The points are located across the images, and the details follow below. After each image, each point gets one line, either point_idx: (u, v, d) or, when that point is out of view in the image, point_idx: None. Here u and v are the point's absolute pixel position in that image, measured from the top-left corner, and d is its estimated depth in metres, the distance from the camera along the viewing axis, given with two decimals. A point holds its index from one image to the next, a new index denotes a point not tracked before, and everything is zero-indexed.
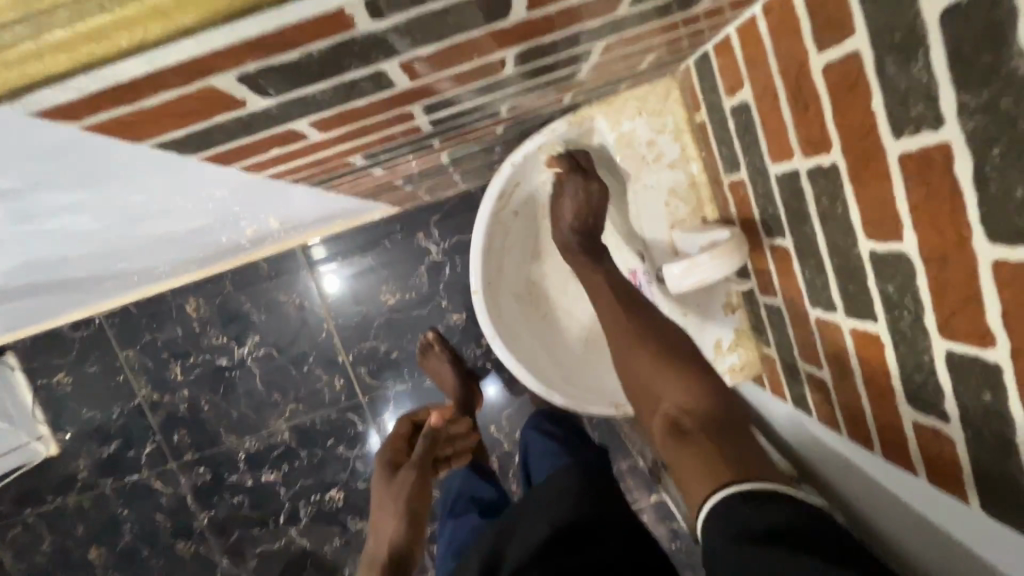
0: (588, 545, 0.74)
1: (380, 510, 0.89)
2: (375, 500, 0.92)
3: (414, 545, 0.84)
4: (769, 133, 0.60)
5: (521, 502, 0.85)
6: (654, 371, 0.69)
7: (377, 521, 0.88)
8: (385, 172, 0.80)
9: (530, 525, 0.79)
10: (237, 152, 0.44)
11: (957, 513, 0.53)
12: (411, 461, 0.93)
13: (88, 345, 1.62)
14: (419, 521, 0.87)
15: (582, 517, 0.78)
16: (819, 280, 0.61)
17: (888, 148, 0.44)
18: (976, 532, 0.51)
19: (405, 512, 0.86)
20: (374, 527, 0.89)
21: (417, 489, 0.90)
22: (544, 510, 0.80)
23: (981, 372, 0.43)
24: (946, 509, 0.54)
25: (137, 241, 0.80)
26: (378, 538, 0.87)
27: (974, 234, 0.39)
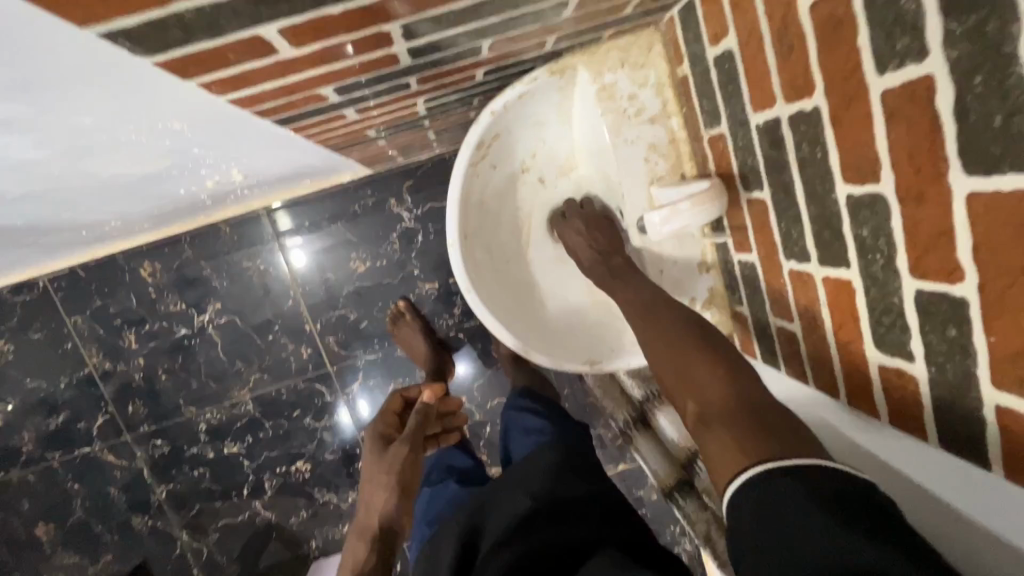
0: (570, 522, 0.73)
1: (368, 483, 0.82)
2: (364, 473, 0.84)
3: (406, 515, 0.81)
4: (751, 81, 0.60)
5: (500, 487, 0.82)
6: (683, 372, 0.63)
7: (366, 493, 0.82)
8: (356, 118, 0.76)
9: (508, 512, 0.76)
10: (198, 61, 0.41)
11: (915, 451, 0.55)
12: (403, 437, 0.85)
13: (31, 310, 1.52)
14: (412, 491, 0.82)
15: (565, 495, 0.77)
16: (795, 231, 0.62)
17: (871, 86, 0.45)
18: (930, 467, 0.54)
19: (397, 485, 0.80)
20: (361, 499, 0.83)
21: (409, 464, 0.83)
22: (522, 498, 0.77)
23: (948, 308, 0.45)
24: (903, 448, 0.57)
25: (84, 184, 0.74)
26: (365, 509, 0.81)
27: (951, 168, 0.40)
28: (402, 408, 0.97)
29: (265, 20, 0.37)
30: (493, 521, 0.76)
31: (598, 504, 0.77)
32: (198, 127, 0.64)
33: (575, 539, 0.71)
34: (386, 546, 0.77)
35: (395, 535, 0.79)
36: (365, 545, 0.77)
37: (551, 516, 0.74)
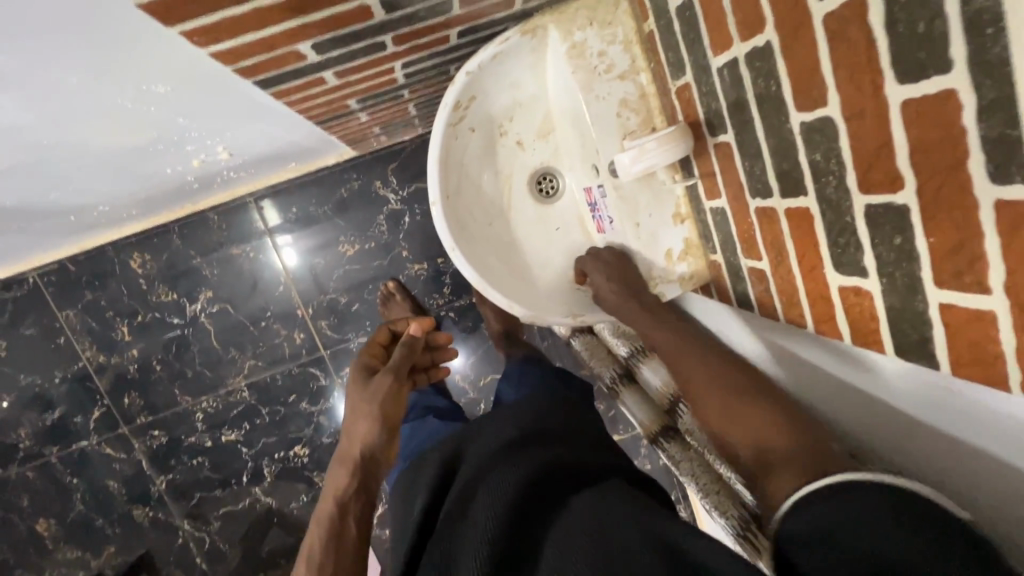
0: (565, 445, 0.76)
1: (353, 413, 0.84)
2: (348, 406, 0.85)
3: (389, 448, 0.82)
4: (709, 25, 0.63)
5: (487, 426, 0.83)
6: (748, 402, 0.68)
7: (349, 426, 0.83)
8: (336, 85, 0.78)
9: (495, 443, 0.78)
10: (180, 5, 0.44)
11: (890, 374, 0.59)
12: (387, 368, 0.88)
13: (22, 306, 1.52)
14: (394, 424, 0.84)
15: (553, 427, 0.80)
16: (757, 168, 0.65)
17: (814, 12, 0.48)
18: (905, 388, 0.58)
19: (381, 417, 0.82)
20: (345, 429, 0.84)
21: (391, 396, 0.85)
22: (510, 431, 0.79)
23: (894, 217, 0.48)
24: (879, 373, 0.61)
25: (71, 154, 0.76)
26: (349, 438, 0.82)
27: (887, 81, 0.44)
28: (389, 341, 1.01)
29: None
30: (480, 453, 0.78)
31: (578, 437, 0.79)
32: (180, 89, 0.67)
33: (578, 457, 0.72)
34: (367, 475, 0.78)
35: (376, 464, 0.80)
36: (348, 472, 0.78)
37: (535, 441, 0.75)
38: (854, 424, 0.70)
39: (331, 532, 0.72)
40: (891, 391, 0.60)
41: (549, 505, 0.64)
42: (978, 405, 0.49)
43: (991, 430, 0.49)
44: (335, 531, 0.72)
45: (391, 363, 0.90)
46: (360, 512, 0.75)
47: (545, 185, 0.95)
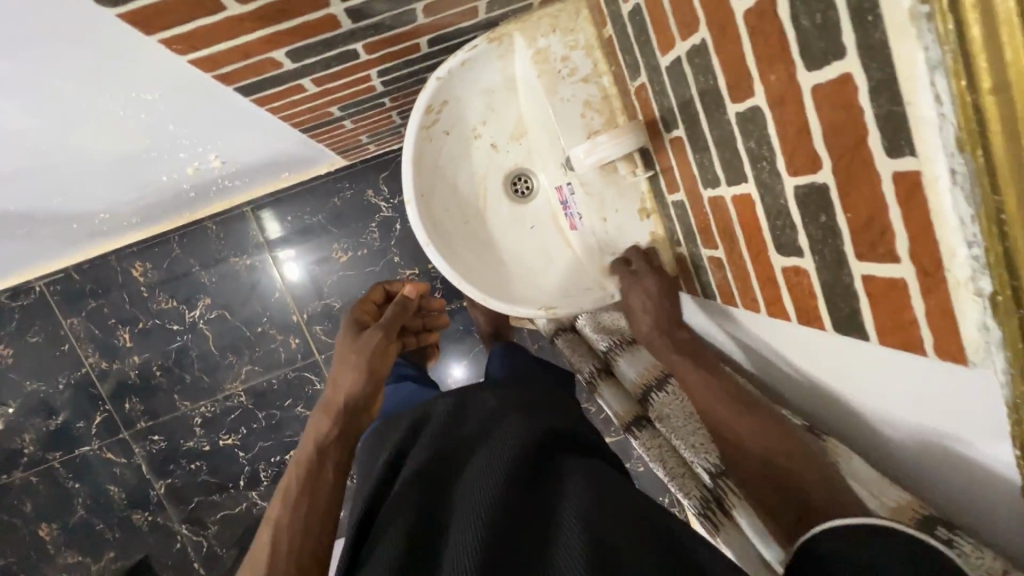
0: (546, 413, 0.80)
1: (341, 362, 0.89)
2: (337, 354, 0.90)
3: (371, 400, 0.87)
4: (656, 27, 0.68)
5: (458, 398, 0.87)
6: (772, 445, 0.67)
7: (336, 373, 0.88)
8: (316, 93, 0.83)
9: (469, 421, 0.80)
10: (157, 15, 0.49)
11: (851, 353, 0.59)
12: (378, 324, 0.93)
13: (28, 315, 1.58)
14: (379, 378, 0.88)
15: (535, 397, 0.85)
16: (706, 160, 0.69)
17: (735, 10, 0.52)
18: (868, 369, 0.58)
19: (367, 369, 0.86)
20: (332, 376, 0.89)
21: (380, 352, 0.90)
22: (488, 407, 0.82)
23: (817, 196, 0.52)
24: (842, 354, 0.61)
25: (69, 159, 0.82)
26: (335, 386, 0.87)
27: (798, 69, 0.48)
28: (383, 299, 1.07)
29: None
30: (450, 423, 0.81)
31: (553, 408, 0.83)
32: (169, 96, 0.73)
33: (557, 427, 0.77)
34: (347, 424, 0.83)
35: (357, 414, 0.85)
36: (331, 418, 0.83)
37: (515, 415, 0.77)
38: (831, 407, 0.70)
39: (307, 475, 0.77)
40: (858, 373, 0.60)
41: (536, 481, 0.65)
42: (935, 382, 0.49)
43: (950, 408, 0.49)
44: (313, 473, 0.77)
45: (383, 321, 0.95)
46: (340, 456, 0.80)
47: (520, 185, 0.99)
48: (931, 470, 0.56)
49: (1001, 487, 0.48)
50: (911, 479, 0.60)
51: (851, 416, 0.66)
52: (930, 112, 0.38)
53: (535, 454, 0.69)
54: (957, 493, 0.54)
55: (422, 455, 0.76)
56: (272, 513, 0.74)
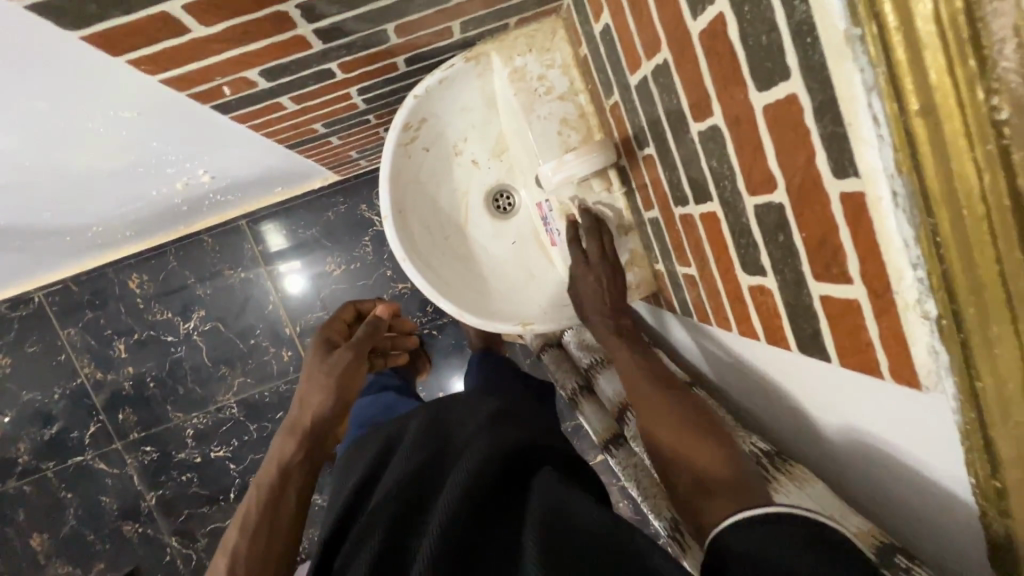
0: (522, 425, 0.78)
1: (308, 383, 0.88)
2: (306, 374, 0.90)
3: (336, 422, 0.87)
4: (623, 47, 0.68)
5: (435, 411, 0.86)
6: (683, 436, 0.67)
7: (303, 394, 0.88)
8: (297, 111, 0.85)
9: (441, 439, 0.79)
10: (121, 37, 0.51)
11: (816, 374, 0.58)
12: (350, 345, 0.93)
13: (27, 325, 1.61)
14: (347, 397, 0.88)
15: (513, 409, 0.83)
16: (675, 178, 0.69)
17: (691, 31, 0.52)
18: (832, 391, 0.57)
19: (336, 391, 0.86)
20: (298, 396, 0.88)
21: (350, 371, 0.90)
22: (466, 427, 0.79)
23: (775, 216, 0.51)
24: (809, 375, 0.60)
25: (54, 173, 0.84)
26: (301, 407, 0.86)
27: (750, 89, 0.47)
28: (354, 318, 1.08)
29: None
30: (426, 436, 0.80)
31: (529, 422, 0.80)
32: (146, 114, 0.75)
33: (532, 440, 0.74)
34: (313, 447, 0.83)
35: (323, 438, 0.85)
36: (295, 441, 0.82)
37: (487, 427, 0.76)
38: (800, 431, 0.69)
39: (268, 502, 0.76)
40: (822, 396, 0.60)
41: (498, 506, 0.65)
42: (892, 403, 0.48)
43: (907, 431, 0.48)
44: (275, 496, 0.77)
45: (354, 340, 0.95)
46: (302, 485, 0.79)
47: (502, 202, 1.00)
48: (898, 499, 0.55)
49: (959, 520, 0.46)
50: (879, 507, 0.59)
51: (822, 443, 0.65)
52: (868, 133, 0.37)
53: (503, 466, 0.69)
54: (920, 521, 0.52)
55: (397, 469, 0.75)
56: (230, 545, 0.73)
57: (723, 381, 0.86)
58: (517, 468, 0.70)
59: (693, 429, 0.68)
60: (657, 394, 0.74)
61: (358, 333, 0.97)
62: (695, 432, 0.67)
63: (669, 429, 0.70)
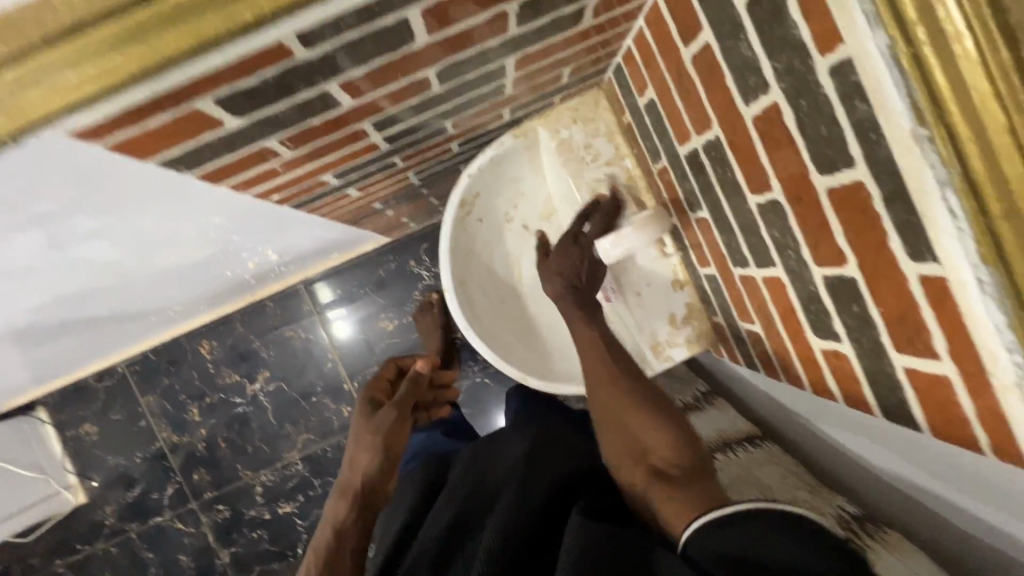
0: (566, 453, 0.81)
1: (357, 443, 0.93)
2: (354, 435, 0.94)
3: (387, 477, 0.90)
4: (672, 121, 0.71)
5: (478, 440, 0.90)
6: (643, 429, 0.72)
7: (353, 454, 0.92)
8: (360, 195, 0.93)
9: (473, 466, 0.82)
10: (227, 170, 0.56)
11: (889, 432, 0.59)
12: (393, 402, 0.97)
13: (111, 394, 1.73)
14: (397, 448, 0.93)
15: (554, 435, 0.85)
16: (733, 241, 0.70)
17: (745, 115, 0.54)
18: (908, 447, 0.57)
19: (383, 448, 0.91)
20: (349, 458, 0.93)
21: (393, 427, 0.94)
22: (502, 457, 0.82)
23: (847, 288, 0.52)
24: (880, 431, 0.60)
25: (150, 273, 0.92)
26: (353, 468, 0.91)
27: (812, 172, 0.49)
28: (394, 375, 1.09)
29: (269, 136, 0.53)
30: (467, 465, 0.83)
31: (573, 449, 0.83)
32: (235, 217, 0.81)
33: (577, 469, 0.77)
34: (367, 505, 0.86)
35: (375, 495, 0.88)
36: (351, 503, 0.86)
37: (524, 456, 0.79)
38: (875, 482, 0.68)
39: (326, 560, 0.79)
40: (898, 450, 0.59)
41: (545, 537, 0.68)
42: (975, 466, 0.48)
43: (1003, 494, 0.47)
44: (331, 558, 0.79)
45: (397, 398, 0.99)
46: (359, 539, 0.82)
47: None
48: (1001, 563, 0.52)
49: None
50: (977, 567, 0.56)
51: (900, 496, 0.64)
52: (945, 225, 0.38)
53: (549, 492, 0.72)
54: None
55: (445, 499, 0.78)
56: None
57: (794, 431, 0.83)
58: (557, 494, 0.73)
59: (651, 420, 0.72)
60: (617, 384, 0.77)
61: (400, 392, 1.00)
62: (658, 427, 0.71)
63: (629, 423, 0.73)
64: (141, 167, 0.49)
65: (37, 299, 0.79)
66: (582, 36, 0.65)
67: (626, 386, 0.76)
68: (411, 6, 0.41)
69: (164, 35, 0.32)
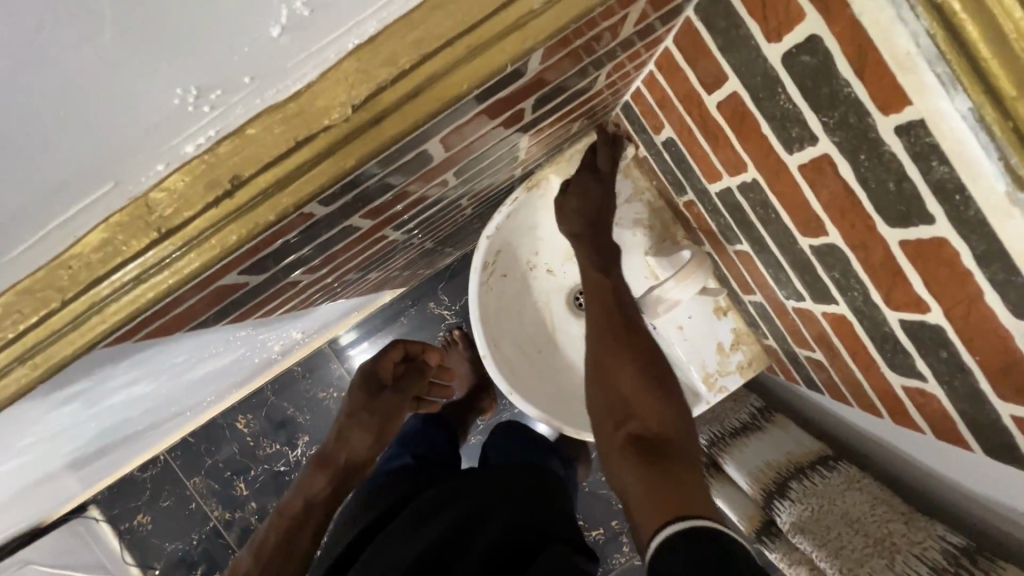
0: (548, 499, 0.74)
1: (348, 422, 0.86)
2: (346, 407, 0.87)
3: (366, 464, 0.88)
4: (696, 160, 0.67)
5: (454, 476, 0.81)
6: (642, 395, 0.67)
7: (343, 430, 0.86)
8: (380, 273, 0.92)
9: (444, 493, 0.76)
10: (255, 307, 0.55)
11: (980, 461, 0.57)
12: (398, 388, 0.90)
13: (158, 482, 1.73)
14: (385, 442, 0.89)
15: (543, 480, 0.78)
16: (783, 276, 0.66)
17: (789, 163, 0.50)
18: (1002, 475, 0.55)
19: (377, 435, 0.87)
20: (337, 431, 0.86)
21: (391, 416, 0.89)
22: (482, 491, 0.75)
23: (932, 334, 0.48)
24: (969, 458, 0.58)
25: (184, 386, 0.90)
26: (339, 442, 0.85)
27: (878, 223, 0.45)
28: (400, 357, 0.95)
29: (293, 272, 0.50)
30: (422, 510, 0.74)
31: (556, 498, 0.76)
32: (261, 327, 0.79)
33: (552, 521, 0.70)
34: (338, 487, 0.84)
35: (349, 477, 0.86)
36: (326, 475, 0.83)
37: (506, 497, 0.72)
38: (961, 503, 0.65)
39: (287, 530, 0.78)
40: (992, 476, 0.57)
41: None
42: None
43: None
44: (289, 534, 0.77)
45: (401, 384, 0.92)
46: (319, 523, 0.79)
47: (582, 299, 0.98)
48: None
49: None
50: None
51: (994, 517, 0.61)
52: None
53: (519, 545, 0.66)
54: None
55: (398, 551, 0.68)
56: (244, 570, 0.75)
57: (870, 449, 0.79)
58: (526, 547, 0.66)
59: (654, 390, 0.67)
60: (625, 344, 0.71)
61: (406, 375, 0.93)
62: (656, 398, 0.66)
63: (627, 389, 0.68)
64: (173, 336, 0.47)
65: (79, 441, 0.78)
66: (592, 96, 0.64)
67: (636, 347, 0.70)
68: (428, 141, 0.38)
69: (186, 258, 0.29)
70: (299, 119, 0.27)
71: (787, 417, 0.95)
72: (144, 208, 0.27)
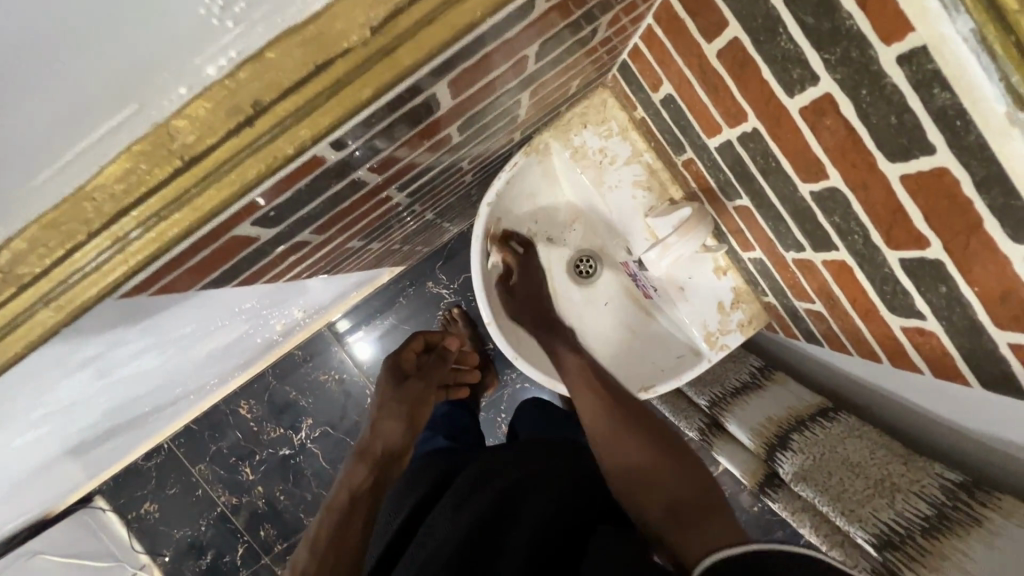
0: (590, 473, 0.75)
1: (379, 415, 0.90)
2: (376, 403, 0.94)
3: (405, 452, 0.89)
4: (696, 115, 0.67)
5: (493, 450, 0.82)
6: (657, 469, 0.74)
7: (375, 422, 0.90)
8: (382, 244, 0.92)
9: (489, 466, 0.77)
10: (262, 271, 0.55)
11: (967, 395, 0.59)
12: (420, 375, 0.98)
13: (163, 470, 1.73)
14: (417, 431, 0.92)
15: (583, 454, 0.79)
16: (782, 226, 0.67)
17: (790, 108, 0.51)
18: (987, 404, 0.57)
19: (410, 420, 0.90)
20: (371, 424, 0.90)
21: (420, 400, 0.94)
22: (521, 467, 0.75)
23: (931, 270, 0.49)
24: (957, 393, 0.61)
25: (188, 365, 0.90)
26: (374, 433, 0.88)
27: (879, 160, 0.46)
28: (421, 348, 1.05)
29: (301, 230, 0.50)
30: (474, 482, 0.75)
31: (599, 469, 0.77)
32: (265, 298, 0.78)
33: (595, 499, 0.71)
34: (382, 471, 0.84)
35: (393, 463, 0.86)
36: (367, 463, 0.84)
37: (545, 473, 0.72)
38: (956, 441, 0.67)
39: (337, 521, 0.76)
40: (979, 408, 0.59)
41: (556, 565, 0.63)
42: None
43: None
44: (343, 519, 0.76)
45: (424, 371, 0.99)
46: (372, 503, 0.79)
47: (585, 266, 0.98)
48: None
49: None
50: None
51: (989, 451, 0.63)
52: None
53: (564, 527, 0.66)
54: None
55: (445, 530, 0.69)
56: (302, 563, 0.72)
57: (865, 399, 0.81)
58: (572, 526, 0.67)
59: (665, 456, 0.76)
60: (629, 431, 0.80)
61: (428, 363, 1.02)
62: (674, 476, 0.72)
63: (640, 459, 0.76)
64: (184, 295, 0.48)
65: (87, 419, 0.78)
66: (591, 53, 0.63)
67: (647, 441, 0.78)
68: (437, 83, 0.38)
69: (204, 194, 0.29)
70: (319, 42, 0.27)
71: (786, 374, 0.97)
72: (166, 135, 0.28)
